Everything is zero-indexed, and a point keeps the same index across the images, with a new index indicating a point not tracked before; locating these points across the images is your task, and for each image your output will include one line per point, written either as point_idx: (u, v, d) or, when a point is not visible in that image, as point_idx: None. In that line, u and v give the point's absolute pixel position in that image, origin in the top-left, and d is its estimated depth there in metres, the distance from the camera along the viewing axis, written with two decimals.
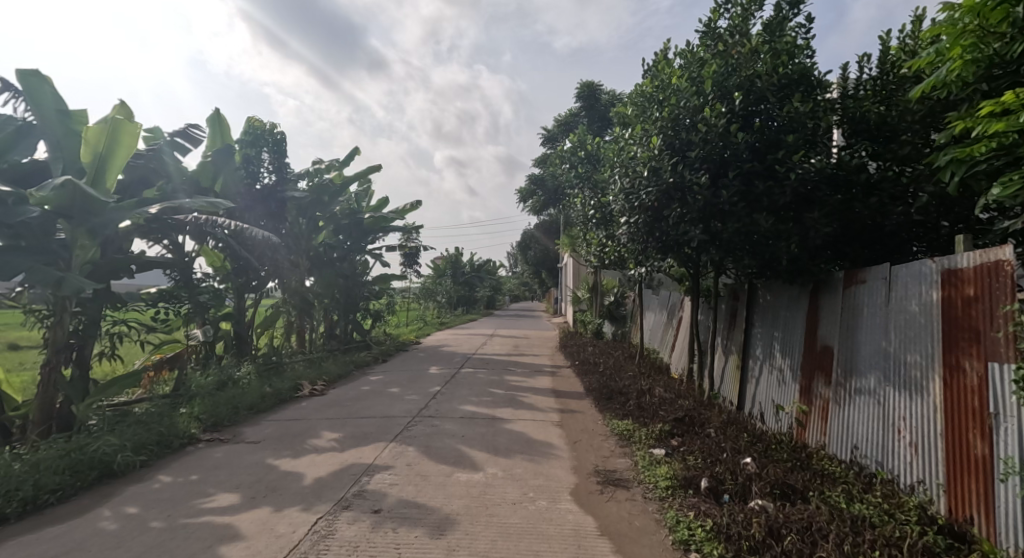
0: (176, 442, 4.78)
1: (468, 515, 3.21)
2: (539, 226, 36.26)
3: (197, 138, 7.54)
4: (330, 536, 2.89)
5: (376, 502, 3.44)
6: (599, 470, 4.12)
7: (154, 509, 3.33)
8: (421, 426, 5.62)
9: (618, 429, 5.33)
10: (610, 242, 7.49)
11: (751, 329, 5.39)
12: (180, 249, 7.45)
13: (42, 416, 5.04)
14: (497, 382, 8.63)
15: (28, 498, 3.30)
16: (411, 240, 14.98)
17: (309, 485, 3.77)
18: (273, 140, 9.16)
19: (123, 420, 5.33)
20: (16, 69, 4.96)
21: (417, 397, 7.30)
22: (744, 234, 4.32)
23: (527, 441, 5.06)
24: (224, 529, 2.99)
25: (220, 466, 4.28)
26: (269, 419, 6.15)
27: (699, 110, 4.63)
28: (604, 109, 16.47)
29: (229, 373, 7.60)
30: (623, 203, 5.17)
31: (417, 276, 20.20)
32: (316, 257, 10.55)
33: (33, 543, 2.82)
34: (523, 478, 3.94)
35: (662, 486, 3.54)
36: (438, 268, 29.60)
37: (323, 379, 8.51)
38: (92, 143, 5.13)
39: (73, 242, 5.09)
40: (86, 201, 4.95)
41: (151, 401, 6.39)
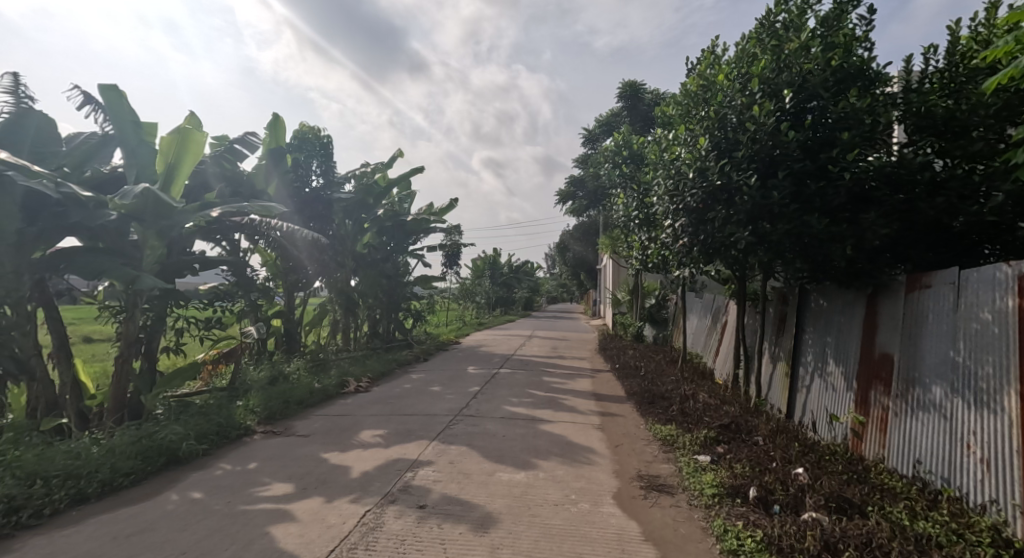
0: (234, 433, 5.03)
1: (511, 514, 3.24)
2: (578, 227, 35.99)
3: (254, 144, 7.92)
4: (377, 529, 2.97)
5: (421, 498, 3.52)
6: (642, 475, 4.07)
7: (215, 495, 3.52)
8: (463, 425, 5.70)
9: (661, 433, 5.23)
10: (653, 243, 7.39)
11: (801, 334, 5.19)
12: (236, 250, 7.83)
13: (116, 404, 5.43)
14: (537, 383, 8.65)
15: (105, 480, 3.55)
16: (453, 241, 15.21)
17: (356, 479, 3.90)
18: (321, 143, 9.51)
19: (186, 410, 5.66)
20: (98, 84, 5.36)
21: (457, 397, 7.40)
22: (794, 236, 4.16)
23: (567, 443, 5.05)
24: (279, 517, 3.14)
25: (274, 457, 4.49)
26: (317, 413, 6.40)
27: (747, 108, 4.50)
28: (647, 109, 16.18)
29: (280, 369, 7.96)
30: (667, 204, 5.12)
31: (456, 275, 20.47)
32: (361, 258, 10.87)
33: (111, 522, 3.04)
34: (565, 480, 3.95)
35: (707, 493, 3.44)
36: (477, 269, 29.82)
37: (368, 375, 8.79)
38: (165, 153, 5.53)
39: (143, 242, 5.43)
40: (156, 205, 5.25)
41: (209, 393, 6.75)
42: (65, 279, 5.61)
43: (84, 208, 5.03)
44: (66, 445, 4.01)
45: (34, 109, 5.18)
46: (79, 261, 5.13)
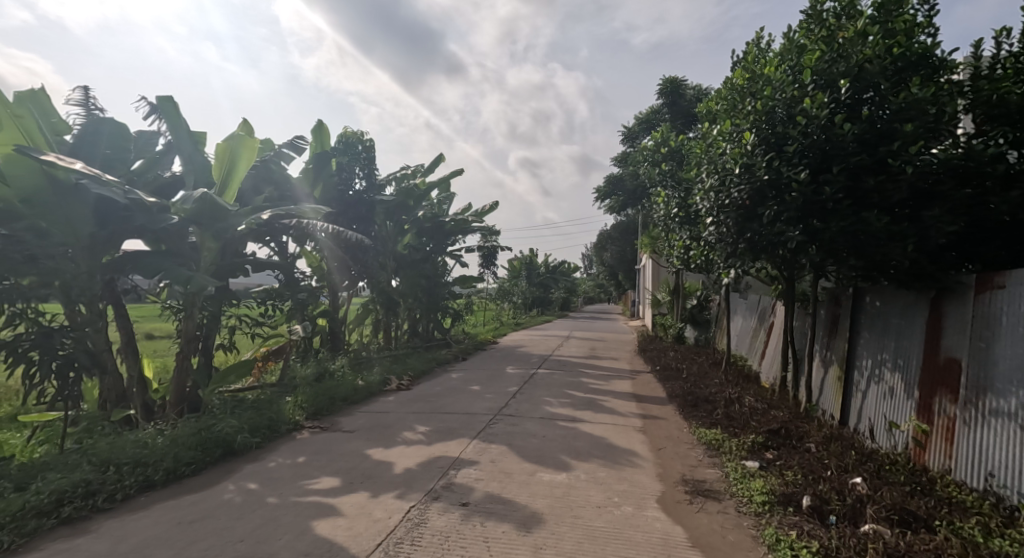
0: (284, 427, 5.24)
1: (553, 514, 3.24)
2: (616, 227, 35.49)
3: (302, 148, 8.22)
4: (422, 525, 3.03)
5: (464, 495, 3.56)
6: (687, 479, 3.97)
7: (269, 487, 3.67)
8: (503, 424, 5.73)
9: (705, 438, 5.09)
10: (695, 242, 7.21)
11: (855, 337, 4.95)
12: (284, 251, 8.13)
13: (178, 397, 5.78)
14: (575, 384, 8.60)
15: (169, 468, 3.77)
16: (490, 242, 15.31)
17: (400, 475, 3.99)
18: (364, 147, 9.75)
19: (240, 404, 5.93)
20: (155, 96, 5.68)
21: (496, 396, 7.45)
22: (849, 234, 3.99)
23: (607, 445, 5.00)
24: (328, 510, 3.24)
25: (322, 452, 4.65)
26: (361, 410, 6.56)
27: (797, 101, 4.34)
28: (689, 105, 15.79)
29: (325, 366, 8.24)
30: (711, 202, 4.99)
31: (493, 276, 20.58)
32: (402, 258, 11.08)
33: (175, 508, 3.22)
34: (607, 482, 3.91)
35: (757, 500, 3.33)
36: (514, 269, 29.85)
37: (409, 374, 8.96)
38: (221, 159, 5.84)
39: (201, 245, 5.75)
40: (212, 211, 5.51)
41: (261, 389, 7.06)
42: (130, 278, 5.97)
43: (148, 212, 5.31)
44: (133, 436, 4.27)
45: (107, 117, 5.45)
46: (147, 263, 5.49)
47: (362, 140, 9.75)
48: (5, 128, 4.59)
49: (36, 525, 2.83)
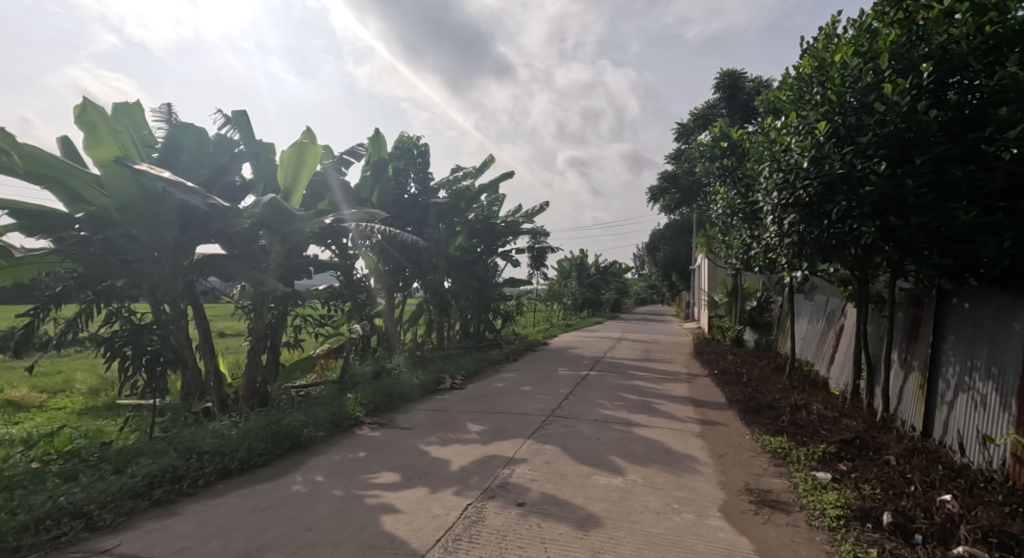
0: (346, 423, 5.45)
1: (610, 518, 3.19)
2: (669, 226, 34.58)
3: (360, 154, 8.52)
4: (480, 523, 3.06)
5: (520, 495, 3.57)
6: (751, 489, 3.80)
7: (333, 480, 3.83)
8: (556, 426, 5.71)
9: (770, 445, 4.85)
10: (756, 241, 6.89)
11: (940, 341, 4.57)
12: (344, 253, 8.43)
13: (250, 392, 6.15)
14: (629, 386, 8.44)
15: (244, 458, 4.00)
16: (541, 242, 15.32)
17: (456, 472, 4.06)
18: (418, 151, 9.99)
19: (305, 400, 6.24)
20: (233, 110, 6.10)
21: (548, 397, 7.44)
22: (934, 230, 3.70)
23: (665, 450, 4.86)
24: (389, 504, 3.34)
25: (381, 447, 4.80)
26: (416, 408, 6.73)
27: (873, 89, 4.06)
28: (748, 99, 15.17)
29: (383, 365, 8.51)
30: (774, 199, 4.75)
31: (543, 277, 20.53)
32: (454, 260, 11.26)
33: (250, 497, 3.42)
34: (665, 488, 3.80)
35: (830, 514, 3.13)
36: (564, 269, 29.68)
37: (462, 374, 9.09)
38: (287, 166, 6.19)
39: (269, 248, 6.16)
40: (279, 214, 5.84)
41: (323, 385, 7.38)
42: (208, 282, 6.40)
43: (224, 217, 5.63)
44: (211, 427, 4.56)
45: (191, 126, 5.77)
46: (224, 266, 5.92)
47: (416, 145, 9.99)
48: (105, 145, 4.99)
49: (132, 505, 3.08)
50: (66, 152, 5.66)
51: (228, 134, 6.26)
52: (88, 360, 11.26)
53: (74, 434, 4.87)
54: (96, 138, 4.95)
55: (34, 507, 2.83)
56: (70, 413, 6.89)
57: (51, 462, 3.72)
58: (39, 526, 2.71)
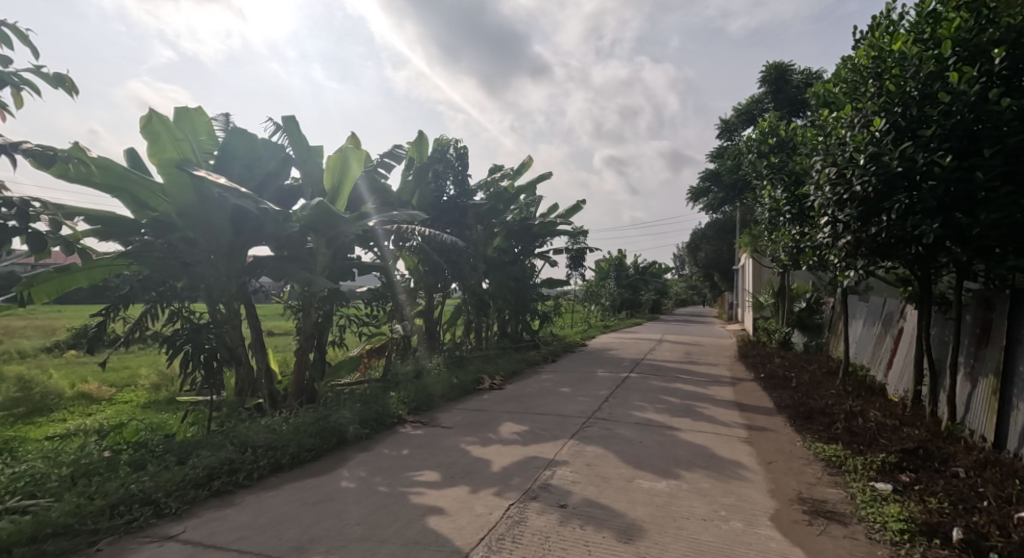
0: (389, 421, 5.57)
1: (655, 524, 3.13)
2: (711, 225, 33.64)
3: (401, 157, 8.69)
4: (522, 523, 3.07)
5: (561, 497, 3.56)
6: (804, 498, 3.65)
7: (378, 476, 3.92)
8: (597, 428, 5.65)
9: (824, 453, 4.63)
10: (807, 240, 6.61)
11: (1014, 345, 4.25)
12: (386, 255, 8.61)
13: (299, 389, 6.39)
14: (670, 389, 8.26)
15: (295, 453, 4.15)
16: (579, 243, 15.20)
17: (497, 473, 4.08)
18: (457, 153, 10.11)
19: (350, 398, 6.42)
20: (282, 115, 6.34)
21: (587, 399, 7.37)
22: (1007, 227, 3.46)
23: (710, 455, 4.73)
24: (433, 502, 3.39)
25: (423, 445, 4.88)
26: (456, 407, 6.80)
27: (936, 78, 3.84)
28: (796, 92, 14.55)
29: (423, 365, 8.65)
30: (827, 195, 4.53)
31: (581, 278, 20.36)
32: (492, 261, 11.31)
33: (300, 490, 3.54)
34: (711, 494, 3.70)
35: (893, 528, 2.97)
36: (602, 270, 29.34)
37: (501, 374, 9.13)
38: (333, 170, 6.37)
39: (316, 250, 6.37)
40: (326, 218, 6.03)
41: (367, 383, 7.56)
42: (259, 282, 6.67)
43: (275, 221, 5.77)
44: (263, 422, 4.74)
45: (244, 132, 6.02)
46: (274, 268, 6.15)
47: (454, 146, 10.11)
48: (165, 149, 5.30)
49: (194, 495, 3.25)
50: (132, 163, 6.02)
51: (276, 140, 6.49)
52: (151, 356, 11.97)
53: (140, 427, 5.18)
54: (158, 145, 5.28)
55: (108, 493, 3.02)
56: (135, 406, 7.34)
57: (122, 451, 3.98)
58: (114, 511, 2.89)
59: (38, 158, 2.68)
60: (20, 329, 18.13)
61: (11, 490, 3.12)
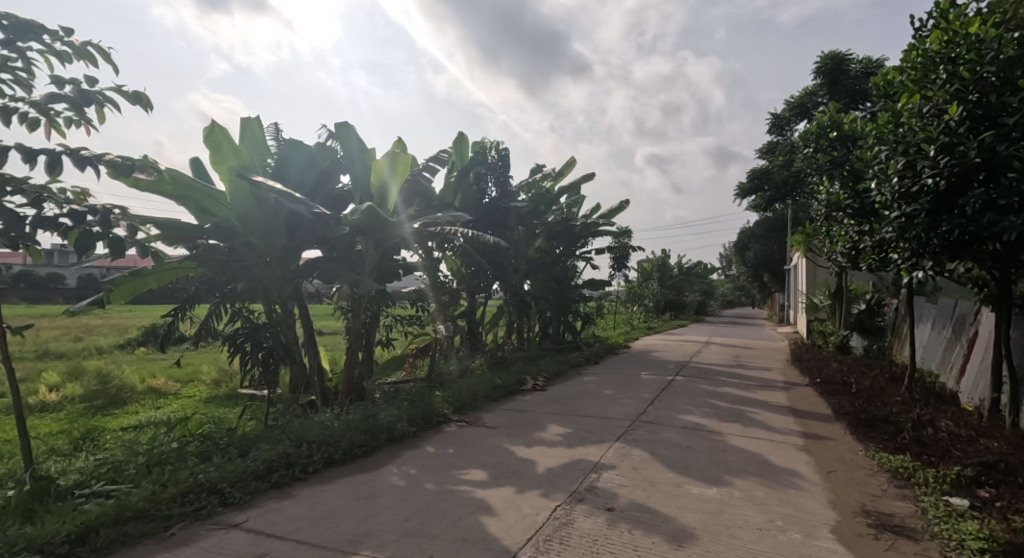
0: (435, 419, 5.66)
1: (707, 531, 3.04)
2: (760, 224, 32.40)
3: (445, 160, 8.82)
4: (569, 525, 3.05)
5: (608, 500, 3.51)
6: (869, 510, 3.45)
7: (426, 473, 4.00)
8: (643, 431, 5.55)
9: (890, 464, 4.37)
10: (868, 238, 6.27)
11: None
12: (430, 256, 8.76)
13: (349, 387, 6.60)
14: (719, 393, 8.00)
15: (346, 449, 4.29)
16: (622, 243, 14.98)
17: (543, 474, 4.07)
18: (498, 155, 10.17)
19: (397, 396, 6.57)
20: (335, 122, 6.56)
21: (632, 402, 7.25)
22: None
23: (763, 463, 4.55)
24: (480, 500, 3.42)
25: (469, 444, 4.93)
26: (499, 408, 6.83)
27: (1019, 62, 3.58)
28: (854, 83, 13.81)
29: (466, 365, 8.74)
30: (891, 189, 4.29)
31: (623, 278, 20.02)
32: (533, 262, 11.25)
33: (352, 485, 3.66)
34: (767, 503, 3.55)
35: (971, 547, 2.76)
36: (644, 270, 28.79)
37: (544, 375, 9.11)
38: (381, 175, 6.54)
39: (364, 253, 6.56)
40: (374, 220, 6.21)
41: (413, 383, 7.70)
42: (311, 284, 6.92)
43: (328, 225, 6.00)
44: (316, 418, 4.91)
45: (299, 141, 6.29)
46: (325, 269, 6.36)
47: (496, 149, 10.18)
48: (223, 154, 5.55)
49: (256, 486, 3.41)
50: (196, 172, 6.38)
51: (328, 147, 6.73)
52: (213, 353, 12.66)
53: (204, 420, 5.48)
54: (218, 154, 5.54)
55: (179, 482, 3.21)
56: (198, 401, 7.76)
57: (189, 442, 4.22)
58: (184, 499, 3.07)
59: (118, 169, 2.91)
60: (96, 327, 19.56)
61: (95, 476, 3.37)
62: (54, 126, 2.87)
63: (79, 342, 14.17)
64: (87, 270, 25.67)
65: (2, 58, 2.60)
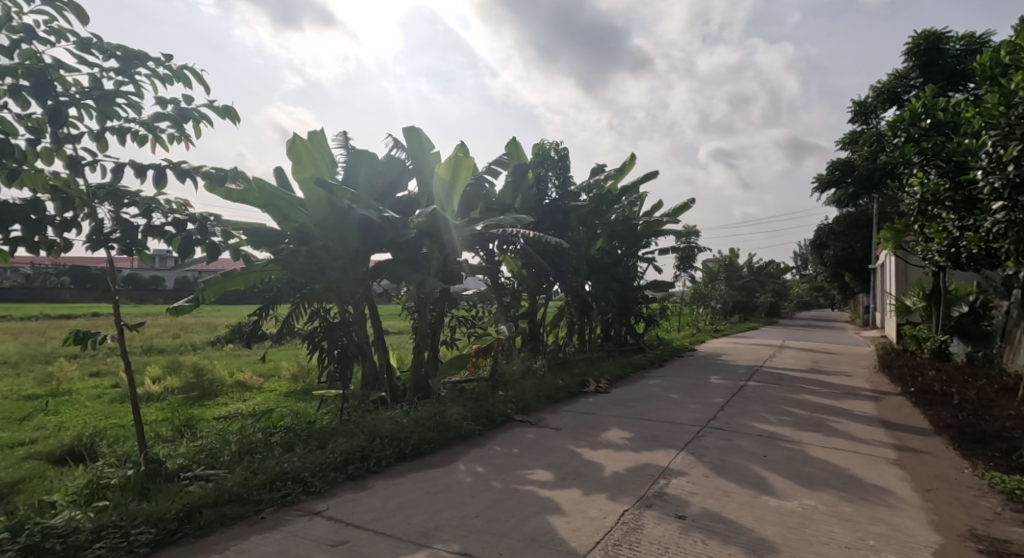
0: (499, 419, 5.73)
1: (789, 545, 2.87)
2: (840, 220, 30.30)
3: (507, 163, 8.89)
4: (639, 531, 2.98)
5: (679, 508, 3.40)
6: (978, 535, 3.12)
7: (492, 471, 4.05)
8: (713, 438, 5.33)
9: (1003, 485, 3.93)
10: (973, 233, 5.68)
11: None
12: (491, 258, 8.90)
13: (416, 385, 6.81)
14: (795, 401, 7.54)
15: (416, 445, 4.42)
16: (687, 242, 14.49)
17: (610, 477, 4.00)
18: (558, 156, 10.16)
19: (461, 395, 6.71)
20: (402, 128, 6.80)
21: (700, 406, 6.99)
22: None
23: (850, 476, 4.24)
24: (547, 501, 3.41)
25: (534, 445, 4.94)
26: (563, 409, 6.80)
27: None
28: (952, 63, 12.57)
29: (529, 367, 8.77)
30: (1006, 175, 3.85)
31: (689, 279, 19.33)
32: (594, 262, 11.08)
33: (422, 479, 3.76)
34: (856, 520, 3.30)
35: None
36: (711, 271, 27.68)
37: (607, 377, 8.95)
38: (445, 178, 6.70)
39: (430, 255, 6.73)
40: (439, 222, 6.38)
41: (477, 382, 7.83)
42: (381, 285, 7.22)
43: (396, 229, 6.15)
44: (387, 414, 5.11)
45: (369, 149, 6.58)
46: (391, 271, 6.57)
47: (556, 150, 10.17)
48: (306, 166, 5.93)
49: (334, 477, 3.59)
50: (279, 181, 6.82)
51: (396, 155, 6.97)
52: (291, 350, 13.52)
53: (285, 413, 5.85)
54: (300, 165, 5.90)
55: (268, 469, 3.45)
56: (279, 395, 8.32)
57: (275, 433, 4.52)
58: (273, 485, 3.29)
59: (212, 179, 3.18)
60: (192, 325, 21.47)
61: (196, 461, 3.68)
62: (160, 142, 3.17)
63: (176, 339, 15.60)
64: (183, 274, 28.37)
65: (118, 84, 2.91)
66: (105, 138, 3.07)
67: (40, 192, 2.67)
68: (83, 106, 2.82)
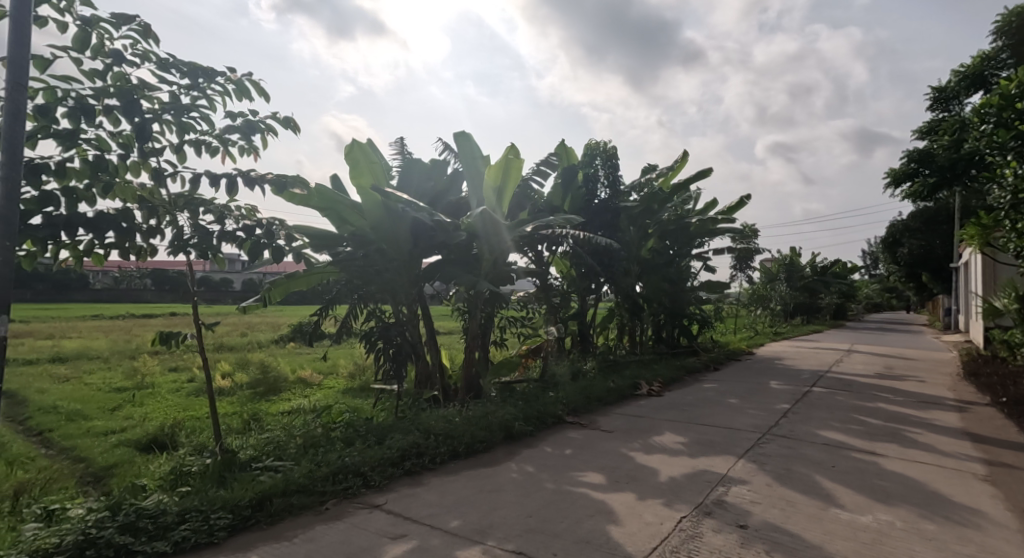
0: (550, 420, 5.71)
1: None
2: (915, 216, 28.23)
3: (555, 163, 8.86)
4: (698, 539, 2.89)
5: (740, 517, 3.27)
6: None
7: (544, 472, 4.04)
8: (776, 445, 5.09)
9: None
10: None
11: None
12: (540, 259, 8.89)
13: (468, 384, 6.89)
14: (866, 409, 7.06)
15: (469, 443, 4.48)
16: (744, 241, 13.91)
17: (666, 482, 3.90)
18: (608, 156, 10.05)
19: (511, 395, 6.74)
20: (453, 132, 6.92)
21: (760, 412, 6.69)
22: None
23: (930, 492, 3.93)
24: (601, 504, 3.37)
25: (586, 447, 4.89)
26: (614, 412, 6.69)
27: None
28: None
29: (579, 368, 8.69)
30: None
31: (746, 279, 18.55)
32: (646, 263, 10.85)
33: (475, 477, 3.81)
34: (940, 539, 3.06)
35: None
36: (770, 271, 26.46)
37: (659, 380, 8.73)
38: (495, 180, 6.73)
39: (481, 256, 6.78)
40: (488, 224, 6.41)
41: (527, 383, 7.84)
42: (433, 287, 7.35)
43: (447, 231, 6.24)
44: (440, 412, 5.20)
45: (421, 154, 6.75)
46: (443, 272, 6.69)
47: (605, 150, 10.07)
48: (364, 172, 6.17)
49: (392, 472, 3.69)
50: (337, 187, 7.11)
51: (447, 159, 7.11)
52: (347, 349, 14.00)
53: (343, 409, 6.08)
54: (358, 170, 6.14)
55: (331, 463, 3.59)
56: (336, 392, 8.65)
57: (335, 428, 4.71)
58: (335, 478, 3.42)
59: (275, 184, 3.34)
60: (257, 324, 22.70)
61: (265, 452, 3.89)
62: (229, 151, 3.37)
63: (243, 337, 16.53)
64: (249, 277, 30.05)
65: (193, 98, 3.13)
66: (183, 149, 3.31)
67: (129, 202, 2.93)
68: (163, 121, 3.06)
